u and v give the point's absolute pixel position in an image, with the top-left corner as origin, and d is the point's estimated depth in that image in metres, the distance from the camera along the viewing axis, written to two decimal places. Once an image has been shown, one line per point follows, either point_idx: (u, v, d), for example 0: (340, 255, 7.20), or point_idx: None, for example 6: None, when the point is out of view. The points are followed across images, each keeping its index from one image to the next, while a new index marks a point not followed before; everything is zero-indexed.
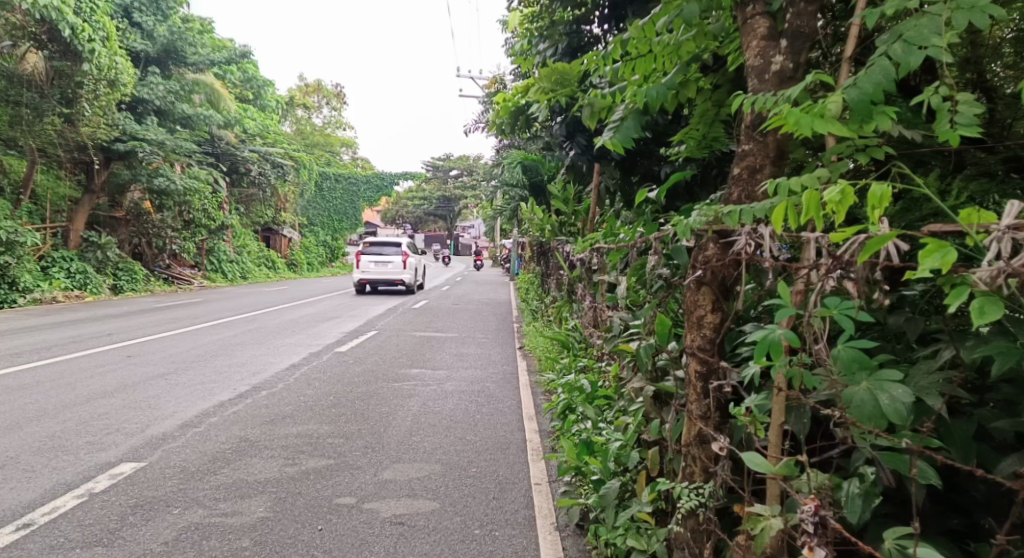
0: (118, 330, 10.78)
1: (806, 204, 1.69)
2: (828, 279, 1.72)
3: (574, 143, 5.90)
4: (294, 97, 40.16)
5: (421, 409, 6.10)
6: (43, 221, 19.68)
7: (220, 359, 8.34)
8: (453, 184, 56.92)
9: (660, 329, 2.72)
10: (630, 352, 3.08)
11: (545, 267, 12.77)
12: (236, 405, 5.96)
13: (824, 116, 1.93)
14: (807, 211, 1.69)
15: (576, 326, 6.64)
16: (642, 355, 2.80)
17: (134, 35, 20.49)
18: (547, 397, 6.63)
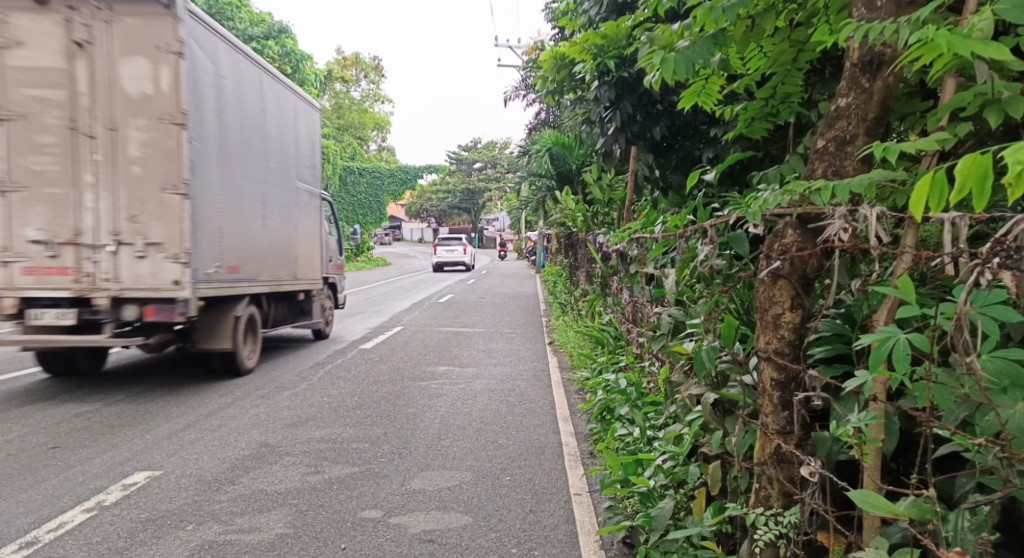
0: None
1: (967, 172, 1.24)
2: (988, 270, 1.40)
3: (620, 109, 5.49)
4: (332, 72, 40.17)
5: (450, 410, 5.82)
6: None
7: (243, 358, 8.17)
8: (477, 176, 56.85)
9: (726, 330, 2.37)
10: (685, 355, 2.75)
11: (574, 259, 12.45)
12: (258, 407, 5.74)
13: (972, 35, 1.53)
14: (968, 184, 1.25)
15: (612, 320, 6.32)
16: (702, 360, 2.45)
17: None
18: (581, 396, 6.32)
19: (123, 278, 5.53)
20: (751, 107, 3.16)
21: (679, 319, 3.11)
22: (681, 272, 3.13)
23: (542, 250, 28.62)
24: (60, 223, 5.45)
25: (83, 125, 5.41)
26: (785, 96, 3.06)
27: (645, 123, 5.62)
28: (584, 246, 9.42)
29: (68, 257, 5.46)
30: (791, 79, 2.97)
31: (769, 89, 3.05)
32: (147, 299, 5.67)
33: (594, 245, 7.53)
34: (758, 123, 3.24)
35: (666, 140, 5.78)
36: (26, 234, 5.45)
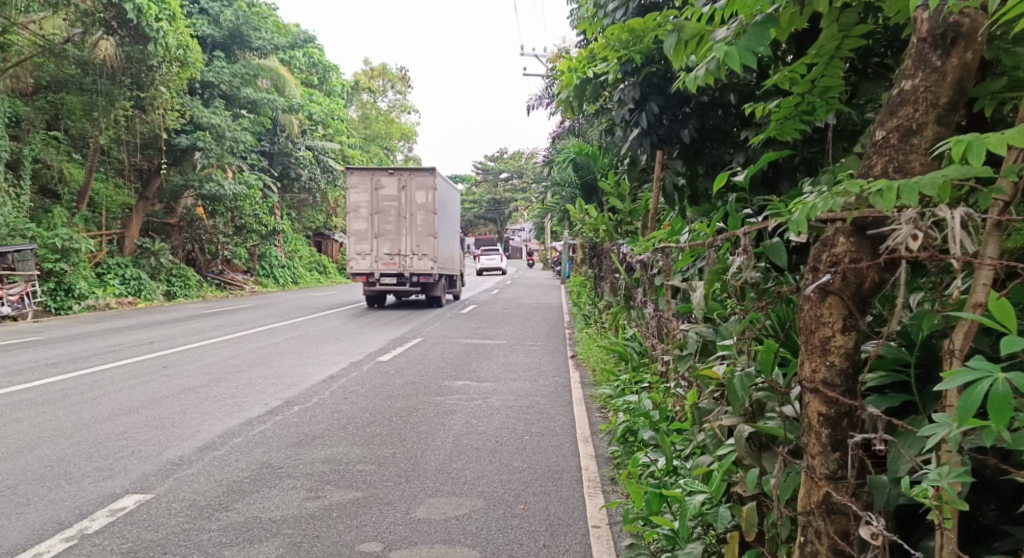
0: (160, 339, 10.64)
1: None
2: None
3: (648, 108, 5.20)
4: (360, 81, 40.43)
5: (464, 429, 5.53)
6: (99, 229, 20.24)
7: (257, 370, 7.99)
8: (503, 187, 56.80)
9: (765, 354, 2.04)
10: (716, 379, 2.42)
11: (599, 269, 12.08)
12: (265, 424, 5.52)
13: None
14: None
15: (636, 335, 5.98)
16: (737, 387, 2.12)
17: (201, 21, 20.71)
18: (603, 414, 6.00)
19: (414, 267, 15.69)
20: (784, 103, 2.77)
21: (711, 337, 2.77)
22: (709, 285, 2.81)
23: (567, 261, 28.29)
24: (394, 247, 15.61)
25: (403, 213, 15.61)
26: (825, 90, 2.68)
27: (673, 126, 5.28)
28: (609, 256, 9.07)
29: (398, 259, 15.65)
30: (831, 70, 2.60)
31: (806, 83, 2.68)
32: (419, 275, 15.85)
33: (619, 257, 7.20)
34: (789, 127, 2.85)
35: (694, 144, 5.39)
36: (383, 250, 15.63)
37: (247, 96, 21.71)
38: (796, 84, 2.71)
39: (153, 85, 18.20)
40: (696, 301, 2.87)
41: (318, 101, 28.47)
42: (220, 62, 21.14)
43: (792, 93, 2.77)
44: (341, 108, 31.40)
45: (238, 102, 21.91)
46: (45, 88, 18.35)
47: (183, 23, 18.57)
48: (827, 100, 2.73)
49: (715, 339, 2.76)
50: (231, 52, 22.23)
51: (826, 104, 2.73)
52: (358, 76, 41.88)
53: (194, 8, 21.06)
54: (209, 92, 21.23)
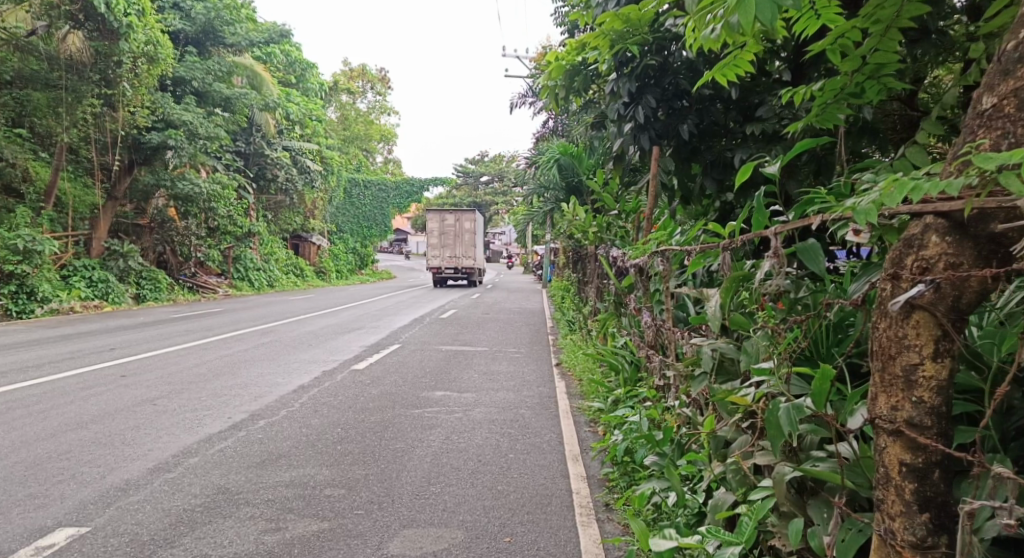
0: (125, 345, 10.09)
1: None
2: None
3: (644, 102, 4.86)
4: (339, 82, 39.87)
5: (443, 446, 5.12)
6: (65, 229, 19.54)
7: (222, 380, 7.50)
8: (484, 190, 56.50)
9: (820, 386, 1.69)
10: (746, 407, 2.08)
11: (583, 275, 11.74)
12: (227, 441, 5.06)
13: None
14: None
15: (627, 344, 5.64)
16: (784, 423, 1.76)
17: (173, 16, 20.15)
18: (592, 428, 5.63)
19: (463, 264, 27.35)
20: (828, 83, 2.68)
21: (734, 355, 2.40)
22: (724, 296, 2.46)
23: (549, 265, 28.06)
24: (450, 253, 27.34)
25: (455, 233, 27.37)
26: (877, 68, 2.57)
27: (670, 121, 4.98)
28: (596, 260, 8.75)
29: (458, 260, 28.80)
30: (886, 42, 2.47)
31: (855, 59, 2.57)
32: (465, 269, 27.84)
33: (608, 260, 6.88)
34: (829, 117, 2.78)
35: (692, 140, 5.11)
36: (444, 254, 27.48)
37: (219, 93, 21.12)
38: (846, 60, 2.58)
39: (120, 82, 17.70)
40: (709, 314, 2.52)
41: (296, 101, 27.90)
42: (192, 58, 20.56)
43: (837, 73, 2.67)
44: (319, 108, 30.88)
45: (212, 100, 21.32)
46: (10, 84, 17.59)
47: (152, 17, 17.95)
48: (877, 77, 2.62)
49: (737, 357, 2.40)
50: (204, 48, 21.65)
51: (874, 86, 2.66)
52: (337, 75, 41.29)
53: (166, 3, 20.52)
54: (180, 88, 20.65)
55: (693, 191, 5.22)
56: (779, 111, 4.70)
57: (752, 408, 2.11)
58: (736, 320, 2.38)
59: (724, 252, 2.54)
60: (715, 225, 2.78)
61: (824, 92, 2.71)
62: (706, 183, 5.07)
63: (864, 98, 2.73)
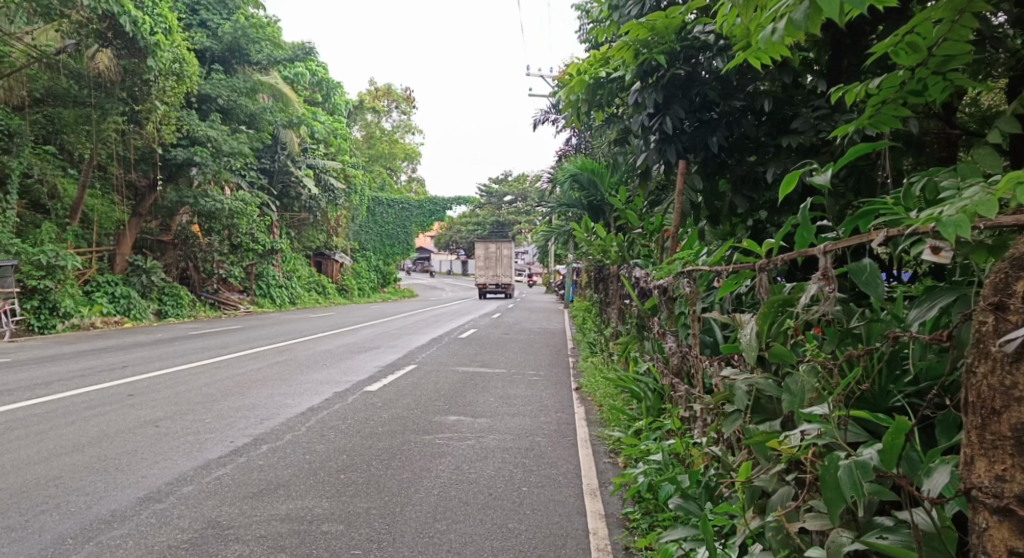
0: (138, 363, 9.96)
1: None
2: None
3: (669, 112, 4.62)
4: (364, 101, 40.17)
5: (453, 476, 4.82)
6: (90, 245, 19.70)
7: (230, 400, 7.30)
8: (507, 209, 56.53)
9: (893, 441, 1.53)
10: (788, 457, 1.83)
11: (605, 295, 11.45)
12: (225, 467, 4.81)
13: None
14: None
15: (649, 370, 5.34)
16: (846, 481, 1.59)
17: (200, 35, 20.40)
18: (612, 459, 5.29)
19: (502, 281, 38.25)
20: (888, 80, 2.54)
21: (773, 392, 2.07)
22: (761, 325, 2.17)
23: (571, 285, 27.81)
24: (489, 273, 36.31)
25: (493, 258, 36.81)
26: (944, 60, 2.40)
27: (698, 134, 4.74)
28: (618, 280, 8.46)
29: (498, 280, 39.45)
30: (957, 30, 2.28)
31: (923, 50, 2.39)
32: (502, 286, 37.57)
33: (630, 282, 6.60)
34: (888, 120, 2.66)
35: (721, 154, 4.86)
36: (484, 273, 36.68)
37: (244, 110, 21.26)
38: (909, 53, 2.40)
39: (149, 99, 17.83)
40: (743, 341, 2.23)
41: (321, 119, 28.05)
42: (218, 75, 20.73)
43: (897, 68, 2.52)
44: (344, 127, 31.01)
45: (237, 117, 21.46)
46: (40, 102, 17.87)
47: (180, 35, 18.04)
48: (943, 68, 2.44)
49: (777, 395, 2.07)
50: (230, 67, 21.88)
51: (939, 82, 2.51)
52: (362, 95, 41.57)
53: (194, 21, 20.76)
54: (206, 106, 20.83)
55: (721, 209, 4.95)
56: (816, 122, 4.45)
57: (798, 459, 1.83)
58: (778, 350, 2.05)
59: (760, 274, 2.26)
60: (749, 241, 2.46)
61: (883, 89, 2.57)
62: (736, 200, 4.79)
63: (927, 96, 2.58)
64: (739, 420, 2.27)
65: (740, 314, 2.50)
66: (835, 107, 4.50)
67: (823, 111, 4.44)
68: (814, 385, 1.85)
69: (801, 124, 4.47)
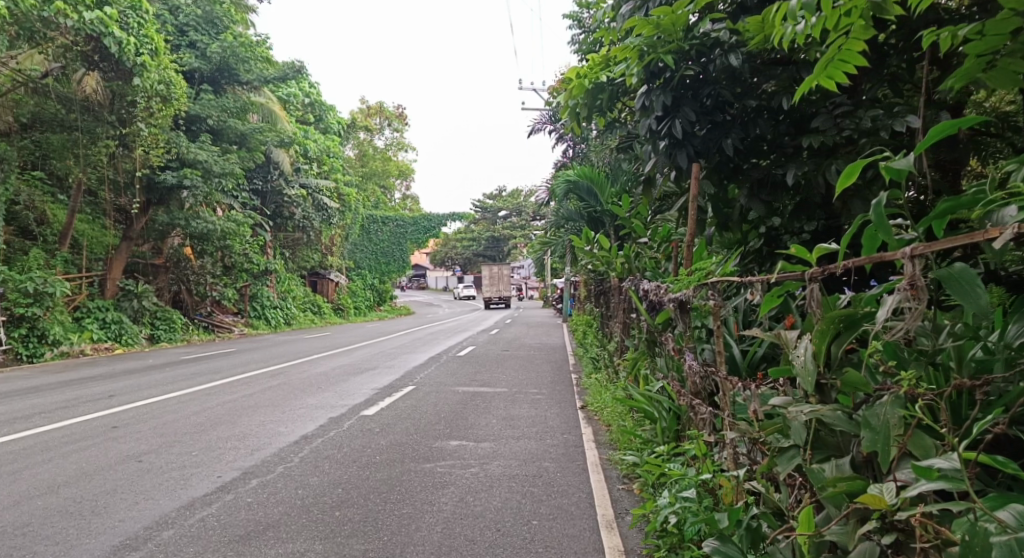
0: (124, 391, 9.56)
1: None
2: None
3: (681, 115, 4.38)
4: (356, 120, 39.96)
5: (456, 510, 4.47)
6: (79, 270, 19.31)
7: (220, 430, 6.94)
8: (501, 224, 56.27)
9: None
10: (887, 509, 1.76)
11: (607, 308, 11.14)
12: (210, 507, 4.46)
13: None
14: None
15: (664, 389, 5.04)
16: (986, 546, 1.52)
17: (188, 55, 20.13)
18: (627, 484, 4.96)
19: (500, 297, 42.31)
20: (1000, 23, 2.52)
21: (845, 428, 1.93)
22: (821, 345, 2.03)
23: (569, 298, 27.47)
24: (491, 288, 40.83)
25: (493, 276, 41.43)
26: None
27: (710, 137, 4.50)
28: (621, 293, 8.16)
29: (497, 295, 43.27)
30: None
31: None
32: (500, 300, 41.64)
33: (637, 294, 6.32)
34: (1005, 76, 2.72)
35: (735, 156, 4.62)
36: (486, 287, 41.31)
37: (234, 130, 20.95)
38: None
39: (136, 121, 17.56)
40: (797, 365, 2.09)
41: (313, 137, 27.78)
42: (207, 95, 20.45)
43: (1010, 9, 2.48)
44: (337, 145, 30.78)
45: (227, 137, 21.15)
46: (28, 126, 17.61)
47: (167, 57, 17.69)
48: None
49: (851, 430, 1.94)
50: (220, 87, 21.62)
51: None
52: (355, 113, 41.41)
53: (182, 41, 20.50)
54: (195, 127, 20.56)
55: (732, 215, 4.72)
56: (838, 120, 4.20)
57: (897, 512, 1.76)
58: (851, 379, 1.93)
59: (812, 286, 2.08)
60: (799, 246, 2.17)
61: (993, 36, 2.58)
62: (752, 204, 4.54)
63: None
64: (799, 459, 2.13)
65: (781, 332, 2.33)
66: (858, 103, 4.26)
67: (844, 108, 4.19)
68: (915, 423, 1.76)
69: (821, 122, 4.23)
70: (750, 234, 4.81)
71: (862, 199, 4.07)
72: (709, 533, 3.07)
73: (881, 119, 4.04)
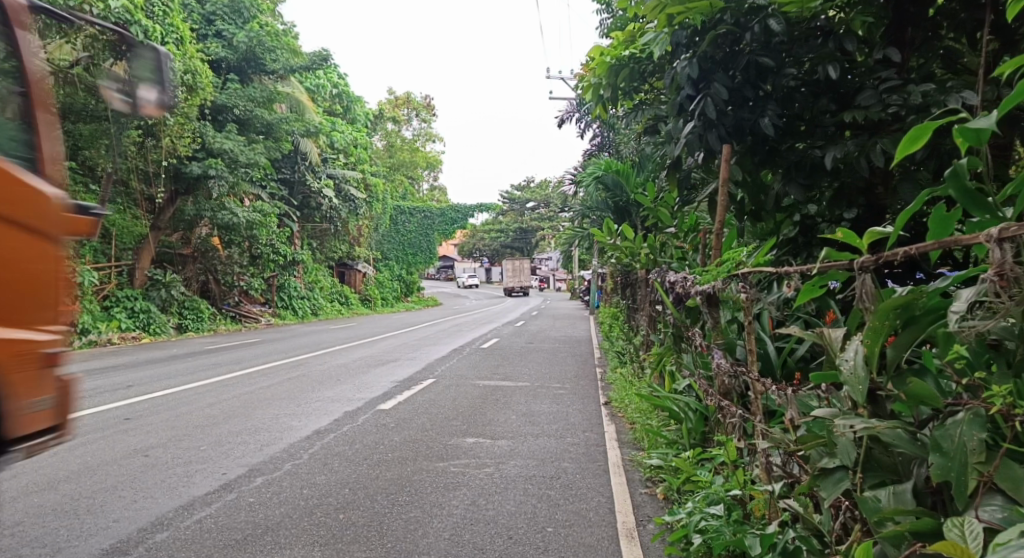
0: (144, 381, 9.49)
1: None
2: None
3: (711, 87, 4.07)
4: (384, 111, 39.90)
5: (466, 515, 4.21)
6: (109, 260, 19.44)
7: (232, 423, 6.78)
8: (530, 216, 55.98)
9: None
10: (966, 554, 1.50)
11: (633, 301, 10.81)
12: (209, 508, 4.26)
13: None
14: None
15: (691, 387, 4.73)
16: None
17: (215, 44, 20.12)
18: (650, 488, 4.65)
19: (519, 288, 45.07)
20: None
21: (910, 450, 1.70)
22: (875, 348, 1.76)
23: (597, 291, 27.11)
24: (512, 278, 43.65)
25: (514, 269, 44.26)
26: None
27: (743, 114, 4.17)
28: (648, 286, 7.83)
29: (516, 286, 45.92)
30: None
31: None
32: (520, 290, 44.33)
33: (663, 286, 6.01)
34: None
35: (772, 136, 4.28)
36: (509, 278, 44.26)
37: (261, 119, 20.88)
38: None
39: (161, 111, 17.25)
40: (844, 371, 1.83)
41: (340, 128, 27.71)
42: (234, 86, 20.42)
43: None
44: (364, 136, 30.72)
45: (253, 127, 21.10)
46: None
47: (193, 47, 17.57)
48: None
49: (916, 453, 1.70)
50: (246, 77, 21.56)
51: None
52: (383, 104, 41.37)
53: (209, 31, 20.39)
54: (221, 117, 20.50)
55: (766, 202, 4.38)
56: (885, 93, 3.81)
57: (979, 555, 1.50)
58: (918, 392, 1.68)
59: (862, 276, 1.77)
60: (845, 228, 1.84)
61: None
62: (789, 190, 4.20)
63: None
64: (848, 482, 1.90)
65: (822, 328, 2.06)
66: (907, 77, 3.86)
67: (892, 82, 3.82)
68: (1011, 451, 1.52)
69: (865, 98, 3.84)
70: (784, 224, 4.53)
71: (909, 182, 3.71)
72: (739, 554, 2.76)
73: (933, 95, 3.67)
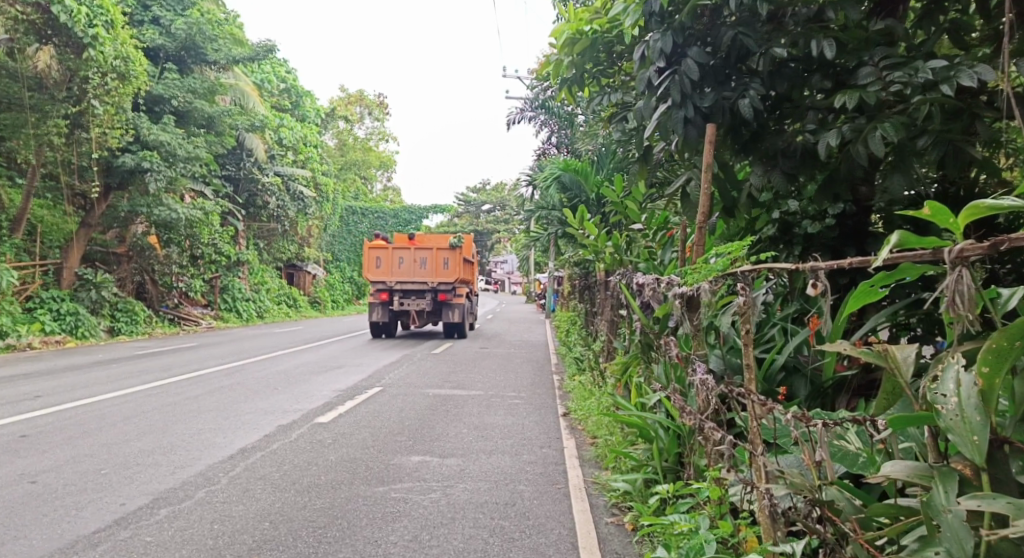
0: (56, 392, 8.55)
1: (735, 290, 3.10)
2: None
3: (688, 60, 3.55)
4: (336, 109, 38.72)
5: (404, 554, 3.58)
6: (32, 258, 18.03)
7: (146, 440, 6.00)
8: (485, 218, 55.38)
9: None
10: None
11: (592, 304, 10.33)
12: (93, 551, 3.53)
13: None
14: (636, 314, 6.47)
15: (662, 403, 4.21)
16: None
17: (151, 32, 18.96)
18: (617, 517, 4.11)
19: None
20: None
21: None
22: (992, 382, 1.64)
23: (552, 294, 26.64)
24: None
25: None
26: None
27: (724, 95, 3.66)
28: (610, 291, 7.32)
29: None
30: None
31: None
32: None
33: (629, 288, 5.51)
34: None
35: (756, 120, 3.76)
36: None
37: (201, 111, 19.70)
38: None
39: (89, 98, 15.88)
40: (949, 415, 1.67)
41: (289, 124, 26.64)
42: (172, 75, 19.26)
43: None
44: (314, 134, 29.62)
45: (193, 120, 19.92)
46: None
47: (125, 31, 16.32)
48: None
49: None
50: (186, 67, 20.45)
51: None
52: (335, 102, 40.18)
53: (145, 18, 19.32)
54: (158, 108, 19.29)
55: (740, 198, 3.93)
56: (884, 72, 3.30)
57: None
58: None
59: (958, 271, 1.52)
60: (936, 201, 1.55)
61: None
62: (772, 179, 3.68)
63: None
64: None
65: (886, 352, 1.94)
66: (910, 55, 3.39)
67: (893, 59, 3.33)
68: None
69: (863, 76, 3.33)
70: (760, 221, 4.25)
71: (904, 173, 3.27)
72: None
73: (941, 72, 3.16)
